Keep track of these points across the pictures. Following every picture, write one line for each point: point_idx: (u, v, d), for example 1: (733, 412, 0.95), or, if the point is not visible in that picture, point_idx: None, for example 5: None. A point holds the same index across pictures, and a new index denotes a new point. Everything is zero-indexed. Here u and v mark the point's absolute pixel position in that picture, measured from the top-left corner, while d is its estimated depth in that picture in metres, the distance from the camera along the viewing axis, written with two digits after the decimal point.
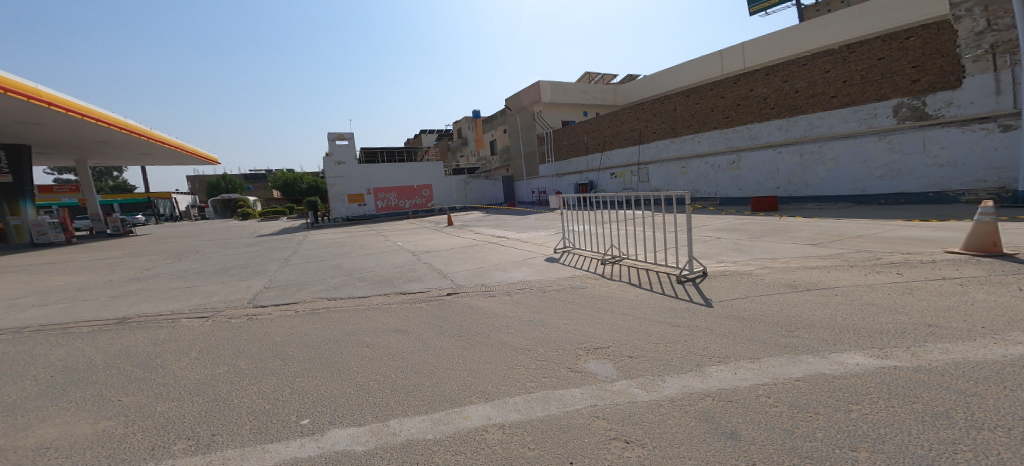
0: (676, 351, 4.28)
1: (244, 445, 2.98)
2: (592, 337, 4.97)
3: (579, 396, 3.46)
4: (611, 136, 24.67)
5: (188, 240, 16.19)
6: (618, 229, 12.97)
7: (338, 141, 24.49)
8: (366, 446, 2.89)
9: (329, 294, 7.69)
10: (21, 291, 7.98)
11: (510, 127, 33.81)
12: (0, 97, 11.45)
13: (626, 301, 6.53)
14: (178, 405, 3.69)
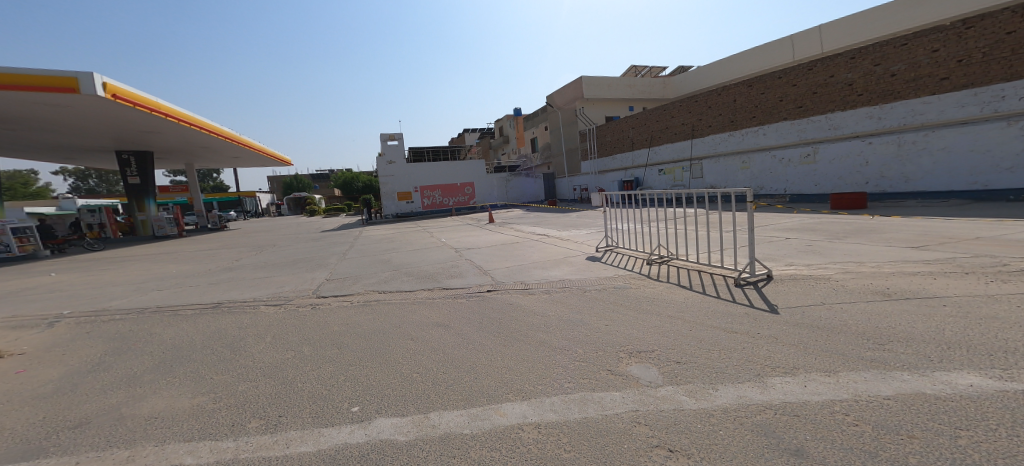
0: (731, 359, 3.84)
1: (303, 428, 3.16)
2: (636, 340, 4.65)
3: (620, 400, 3.23)
4: (659, 131, 23.35)
5: (267, 234, 18.27)
6: (668, 230, 12.25)
7: (389, 142, 25.64)
8: (406, 437, 2.92)
9: (380, 287, 8.13)
10: (143, 275, 9.53)
11: (550, 124, 33.37)
12: (134, 114, 12.55)
13: (674, 303, 6.05)
14: (254, 386, 4.07)
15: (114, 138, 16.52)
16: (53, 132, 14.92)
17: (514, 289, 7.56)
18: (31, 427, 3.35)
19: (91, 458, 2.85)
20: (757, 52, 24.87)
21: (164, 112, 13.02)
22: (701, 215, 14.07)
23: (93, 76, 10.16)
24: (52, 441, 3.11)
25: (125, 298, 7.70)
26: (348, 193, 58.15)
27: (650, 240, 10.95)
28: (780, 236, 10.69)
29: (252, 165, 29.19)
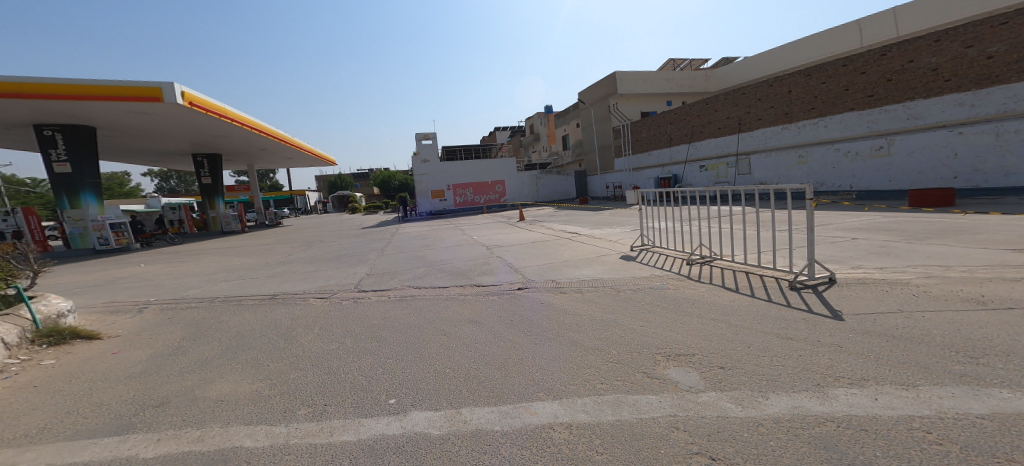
0: (785, 367, 3.45)
1: (346, 417, 3.16)
2: (675, 342, 4.34)
3: (656, 404, 3.01)
4: (702, 126, 22.11)
5: (315, 230, 19.62)
6: (709, 229, 11.54)
7: (423, 140, 26.36)
8: (440, 431, 2.85)
9: (416, 283, 8.32)
10: (212, 267, 10.53)
11: (582, 121, 32.67)
12: (206, 119, 13.94)
13: (716, 306, 5.57)
14: (304, 374, 4.17)
15: (191, 141, 18.40)
16: (142, 138, 16.92)
17: (548, 288, 7.32)
18: (120, 403, 3.64)
19: (168, 436, 2.99)
20: (815, 39, 22.85)
21: (230, 117, 14.38)
22: (748, 214, 13.03)
23: (174, 85, 11.33)
24: (138, 418, 3.31)
25: (199, 288, 8.54)
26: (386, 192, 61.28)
27: (692, 241, 10.35)
28: (840, 236, 9.66)
29: (302, 164, 31.22)
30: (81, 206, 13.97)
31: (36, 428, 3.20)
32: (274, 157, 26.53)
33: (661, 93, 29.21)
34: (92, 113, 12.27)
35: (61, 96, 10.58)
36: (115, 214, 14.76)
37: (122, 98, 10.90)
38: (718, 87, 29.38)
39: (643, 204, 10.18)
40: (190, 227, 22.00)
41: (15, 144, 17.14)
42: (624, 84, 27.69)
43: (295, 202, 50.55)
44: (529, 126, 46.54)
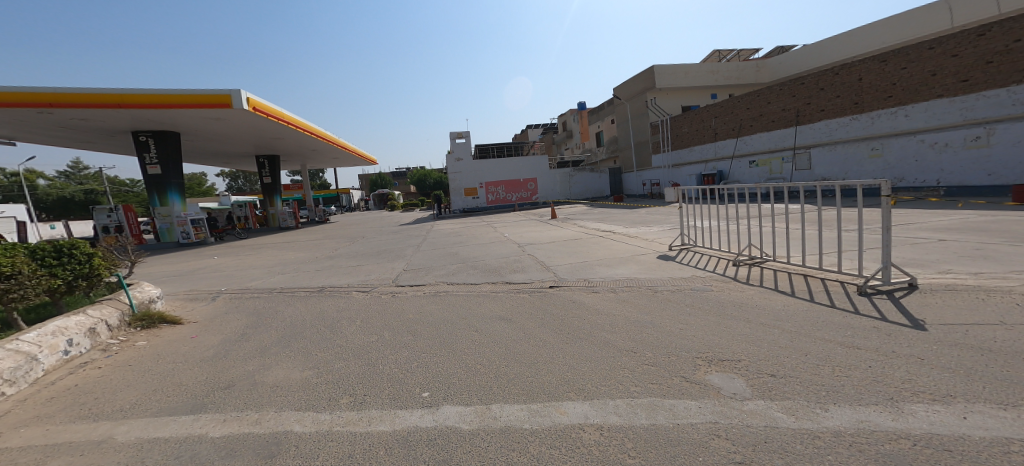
0: (850, 378, 2.67)
1: (382, 408, 2.84)
2: (716, 347, 3.48)
3: (695, 409, 2.45)
4: (753, 119, 20.47)
5: (357, 227, 20.57)
6: (759, 229, 10.00)
7: (458, 139, 26.50)
8: (469, 426, 2.48)
9: (448, 279, 7.74)
10: (274, 260, 11.40)
11: (616, 117, 31.58)
12: (266, 122, 15.27)
13: (765, 310, 4.39)
14: (346, 365, 3.78)
15: (252, 143, 19.99)
16: (215, 141, 18.87)
17: (577, 280, 6.69)
18: (194, 383, 3.51)
19: (230, 417, 2.82)
20: (891, 21, 20.46)
21: (286, 120, 15.75)
22: (802, 212, 11.85)
23: (241, 92, 12.64)
24: (207, 399, 3.17)
25: (259, 280, 8.73)
26: (423, 189, 63.44)
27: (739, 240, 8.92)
28: (922, 234, 8.27)
29: (347, 164, 33.04)
30: (168, 203, 15.99)
31: (130, 402, 3.17)
32: (322, 157, 28.23)
33: (707, 86, 27.55)
34: (175, 120, 13.94)
35: (151, 105, 12.09)
36: (194, 210, 16.67)
37: (199, 105, 12.29)
38: (772, 78, 27.37)
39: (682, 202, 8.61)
40: (253, 223, 24.34)
41: (116, 149, 19.69)
42: (663, 78, 26.32)
43: (340, 200, 52.76)
44: (561, 123, 45.81)
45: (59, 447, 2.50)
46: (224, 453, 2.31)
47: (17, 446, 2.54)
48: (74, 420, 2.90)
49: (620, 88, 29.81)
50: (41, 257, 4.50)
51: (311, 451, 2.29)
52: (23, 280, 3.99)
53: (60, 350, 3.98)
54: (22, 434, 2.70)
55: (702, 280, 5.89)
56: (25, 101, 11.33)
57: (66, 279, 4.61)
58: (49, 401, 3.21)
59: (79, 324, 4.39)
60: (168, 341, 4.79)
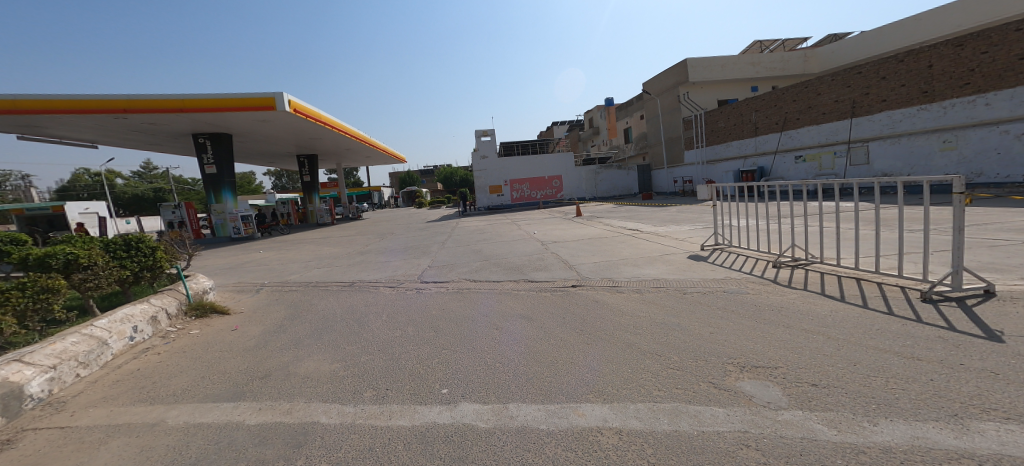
0: (906, 391, 2.09)
1: (402, 402, 2.82)
2: (747, 351, 2.97)
3: (722, 417, 2.14)
4: (800, 112, 19.04)
5: (386, 224, 21.16)
6: (805, 229, 8.81)
7: (482, 137, 26.74)
8: (486, 424, 2.40)
9: (471, 276, 7.59)
10: (308, 255, 11.87)
11: (646, 113, 30.63)
12: (306, 124, 16.13)
13: (807, 315, 3.61)
14: (372, 359, 3.76)
15: (294, 143, 21.12)
16: (264, 142, 20.22)
17: (601, 278, 6.33)
18: (236, 372, 3.46)
19: (266, 406, 2.82)
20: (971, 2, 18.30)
21: (323, 121, 16.48)
22: (855, 211, 10.87)
23: (284, 95, 13.38)
24: (247, 387, 3.14)
25: (297, 273, 8.87)
26: (450, 187, 64.57)
27: (781, 241, 7.81)
28: (1000, 234, 7.26)
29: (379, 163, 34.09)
30: (223, 200, 17.25)
31: (183, 388, 3.12)
32: (356, 157, 29.74)
33: (747, 79, 26.19)
34: (229, 123, 15.05)
35: (204, 108, 12.99)
36: (244, 205, 17.94)
37: (247, 108, 13.14)
38: (821, 68, 25.59)
39: (716, 199, 7.48)
40: (295, 218, 25.66)
41: (179, 151, 21.49)
42: (698, 71, 25.23)
43: (371, 197, 53.65)
44: (587, 121, 44.79)
45: (119, 428, 2.48)
46: (258, 440, 2.34)
47: (81, 426, 2.50)
48: (134, 403, 2.86)
49: (650, 83, 28.89)
50: (113, 250, 4.62)
51: (336, 442, 2.28)
52: (96, 271, 4.18)
53: (126, 336, 3.95)
54: (87, 415, 2.66)
55: (735, 276, 5.45)
56: (103, 108, 12.61)
57: (134, 270, 4.69)
58: (114, 384, 3.15)
59: (143, 311, 4.34)
60: (210, 319, 5.07)
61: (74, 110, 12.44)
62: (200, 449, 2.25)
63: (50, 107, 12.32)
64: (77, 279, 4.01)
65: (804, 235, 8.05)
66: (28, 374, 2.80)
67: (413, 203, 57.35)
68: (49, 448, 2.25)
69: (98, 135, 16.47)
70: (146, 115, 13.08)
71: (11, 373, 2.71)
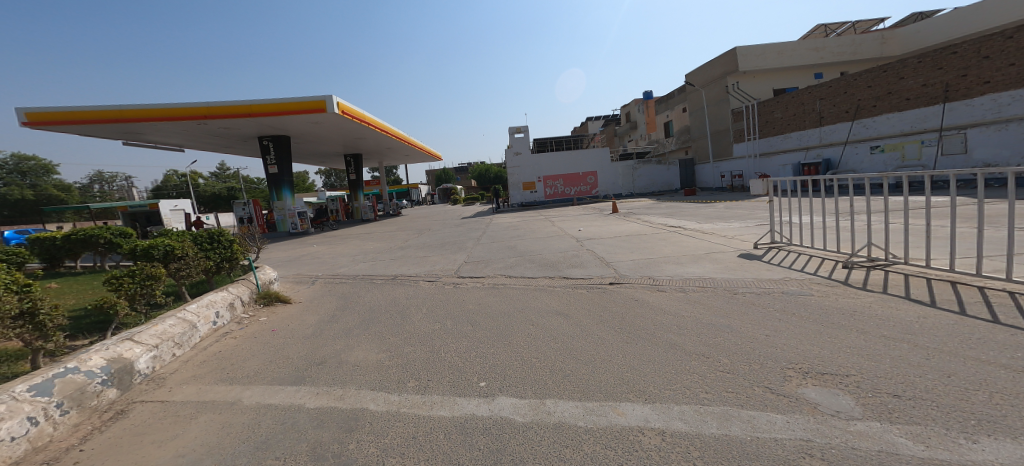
0: (1015, 408, 1.89)
1: (441, 393, 2.91)
2: (811, 356, 2.82)
3: (781, 424, 2.05)
4: (877, 98, 17.25)
5: (425, 220, 21.79)
6: (875, 226, 8.09)
7: (516, 134, 26.53)
8: (522, 419, 2.44)
9: (507, 272, 7.66)
10: (354, 249, 12.48)
11: (690, 105, 29.40)
12: (353, 125, 16.83)
13: (888, 321, 3.33)
14: (412, 350, 3.89)
15: (341, 144, 22.16)
16: (314, 143, 21.35)
17: (640, 276, 6.19)
18: (297, 358, 3.71)
19: (323, 391, 3.03)
20: None
21: (368, 121, 17.09)
22: (933, 208, 9.80)
23: (333, 97, 13.98)
24: (306, 373, 3.37)
25: (345, 266, 9.33)
26: (483, 183, 65.50)
27: (847, 239, 7.25)
28: None
29: (418, 161, 35.05)
30: (283, 198, 18.48)
31: (254, 371, 3.39)
32: (396, 157, 31.57)
33: (809, 66, 24.56)
34: (288, 125, 16.02)
35: (264, 113, 13.84)
36: (300, 203, 19.13)
37: (302, 111, 13.90)
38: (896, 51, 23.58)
39: (772, 194, 6.89)
40: (342, 214, 27.01)
41: (241, 153, 23.22)
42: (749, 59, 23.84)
43: (410, 194, 55.59)
44: (624, 114, 43.34)
45: (205, 405, 2.75)
46: (315, 424, 2.49)
47: (176, 401, 2.79)
48: (217, 382, 3.15)
49: (696, 73, 27.67)
50: (199, 242, 5.07)
51: (384, 429, 2.40)
52: (188, 261, 4.62)
53: (211, 320, 4.34)
54: (181, 391, 2.96)
55: (796, 276, 5.15)
56: (186, 115, 13.72)
57: (216, 261, 5.10)
58: (201, 364, 3.49)
59: (224, 298, 4.76)
60: (275, 307, 5.44)
61: (158, 117, 13.62)
62: (268, 428, 2.44)
63: (139, 116, 13.56)
64: (173, 268, 4.47)
65: (874, 231, 7.42)
66: (137, 352, 3.16)
67: (449, 198, 58.52)
68: (152, 419, 2.53)
69: (183, 140, 18.21)
70: (222, 120, 14.17)
71: (123, 350, 3.07)
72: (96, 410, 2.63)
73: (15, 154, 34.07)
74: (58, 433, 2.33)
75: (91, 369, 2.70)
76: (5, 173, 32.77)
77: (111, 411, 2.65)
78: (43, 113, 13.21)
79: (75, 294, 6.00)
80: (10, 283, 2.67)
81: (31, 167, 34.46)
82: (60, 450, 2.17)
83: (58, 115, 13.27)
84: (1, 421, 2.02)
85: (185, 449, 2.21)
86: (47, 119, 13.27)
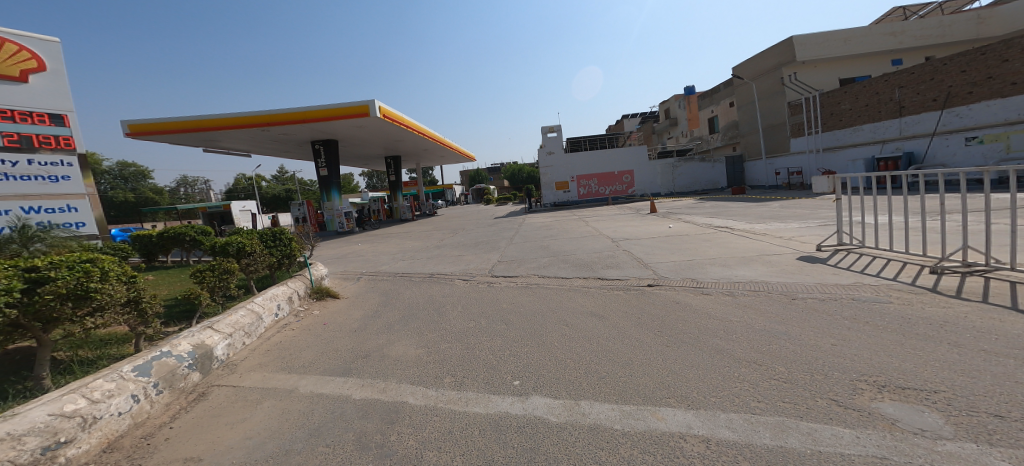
0: None
1: (475, 391, 2.94)
2: (878, 369, 2.61)
3: (848, 439, 1.90)
4: (973, 85, 15.12)
5: (459, 220, 22.21)
6: (954, 228, 7.28)
7: (549, 133, 26.33)
8: (556, 419, 2.41)
9: (540, 272, 7.63)
10: (394, 247, 12.97)
11: (738, 100, 27.90)
12: (393, 128, 17.44)
13: (980, 334, 3.01)
14: (444, 348, 3.96)
15: (382, 146, 23.05)
16: (356, 146, 22.37)
17: (682, 278, 5.97)
18: (345, 350, 3.89)
19: (367, 383, 3.15)
20: None
21: (406, 124, 17.63)
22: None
23: (375, 102, 14.52)
24: (353, 365, 3.53)
25: (387, 264, 9.71)
26: (515, 183, 65.89)
27: (921, 241, 6.58)
28: None
29: (452, 162, 35.75)
30: (332, 199, 19.41)
31: (308, 361, 3.59)
32: (432, 157, 32.24)
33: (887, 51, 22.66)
34: (334, 130, 16.87)
35: (312, 119, 14.61)
36: (346, 203, 20.12)
37: (347, 116, 14.54)
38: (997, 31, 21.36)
39: (839, 192, 6.37)
40: (382, 214, 28.10)
41: (292, 157, 24.82)
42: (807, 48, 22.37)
43: (445, 194, 57.05)
44: (663, 111, 41.81)
45: (268, 391, 2.94)
46: (359, 415, 2.59)
47: (246, 386, 3.00)
48: (278, 370, 3.36)
49: (745, 66, 26.26)
50: (264, 239, 5.45)
51: (422, 423, 2.46)
52: (256, 257, 4.99)
53: (273, 312, 4.63)
54: (249, 377, 3.19)
55: (868, 281, 4.76)
56: (249, 123, 14.79)
57: (278, 257, 5.44)
58: (266, 352, 3.75)
59: (284, 291, 5.08)
60: (326, 302, 5.75)
61: (223, 126, 14.74)
62: (320, 416, 2.57)
63: (215, 125, 14.71)
64: (244, 263, 4.85)
65: (954, 234, 6.69)
66: (215, 339, 3.44)
67: (481, 198, 59.30)
68: (226, 402, 2.73)
69: (251, 146, 19.78)
70: (281, 126, 15.14)
71: (205, 337, 3.35)
72: (183, 391, 2.87)
73: (120, 162, 39.20)
74: (154, 410, 2.57)
75: (181, 354, 2.96)
76: (111, 179, 37.79)
77: (194, 393, 2.88)
78: (142, 124, 14.57)
79: (167, 285, 6.65)
80: (122, 274, 2.89)
81: (131, 173, 39.28)
82: (155, 427, 2.40)
83: (155, 126, 14.61)
84: (111, 397, 2.27)
85: (252, 432, 2.36)
86: (145, 129, 14.64)
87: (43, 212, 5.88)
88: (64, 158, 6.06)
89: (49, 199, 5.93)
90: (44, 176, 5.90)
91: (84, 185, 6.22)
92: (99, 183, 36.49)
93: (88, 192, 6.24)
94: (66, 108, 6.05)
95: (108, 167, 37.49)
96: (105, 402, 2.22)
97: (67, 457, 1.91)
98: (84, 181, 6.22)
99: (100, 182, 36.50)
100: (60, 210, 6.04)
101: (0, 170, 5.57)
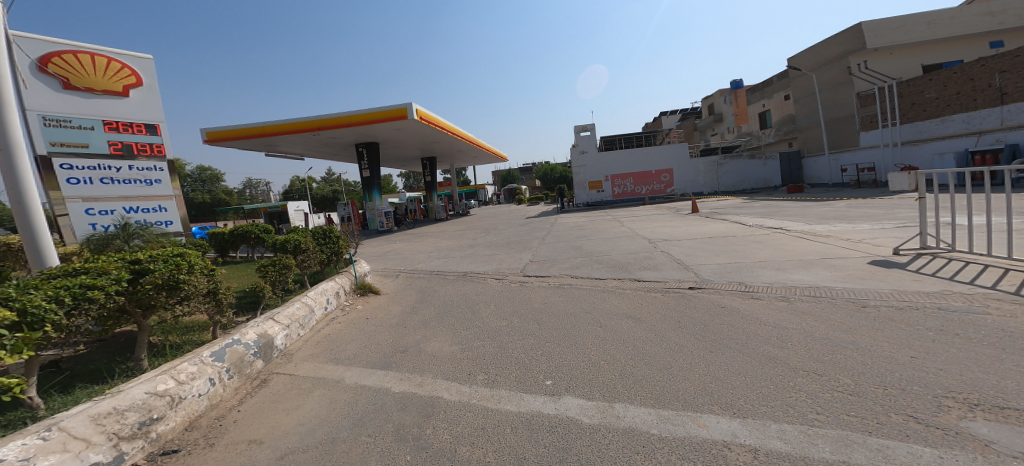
0: None
1: (508, 389, 2.92)
2: (961, 387, 2.33)
3: (925, 458, 1.71)
4: None
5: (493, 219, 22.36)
6: None
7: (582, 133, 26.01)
8: (590, 420, 2.35)
9: (573, 272, 7.52)
10: (430, 246, 13.27)
11: (794, 92, 26.22)
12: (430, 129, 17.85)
13: None
14: (476, 346, 3.96)
15: (419, 148, 23.68)
16: (394, 149, 23.12)
17: (728, 281, 5.66)
18: (386, 344, 4.00)
19: (405, 377, 3.21)
20: None
21: (441, 125, 17.96)
22: None
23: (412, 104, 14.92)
24: (392, 359, 3.62)
25: (424, 262, 9.92)
26: (547, 183, 65.60)
27: (1011, 245, 5.85)
28: None
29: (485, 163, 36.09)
30: (373, 199, 20.10)
31: (352, 354, 3.71)
32: (465, 158, 32.54)
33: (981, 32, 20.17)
34: (375, 133, 17.52)
35: (354, 122, 15.25)
36: (386, 203, 20.77)
37: (386, 119, 15.02)
38: None
39: (921, 190, 5.79)
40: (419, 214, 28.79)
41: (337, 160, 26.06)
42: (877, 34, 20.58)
43: (478, 194, 57.70)
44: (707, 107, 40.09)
45: (318, 381, 3.07)
46: (397, 407, 2.65)
47: (300, 375, 3.15)
48: (327, 361, 3.50)
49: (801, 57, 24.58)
50: (315, 237, 5.75)
51: (457, 417, 2.48)
52: (309, 254, 5.23)
53: (323, 306, 4.86)
54: (302, 366, 3.35)
55: (958, 290, 4.29)
56: (303, 127, 15.63)
57: (328, 254, 5.71)
58: (316, 344, 3.93)
59: (332, 286, 5.32)
60: (369, 297, 5.95)
61: (281, 131, 15.71)
62: (363, 407, 2.65)
63: (275, 130, 15.71)
64: (300, 260, 5.13)
65: None
66: (276, 329, 3.64)
67: (513, 198, 59.47)
68: (282, 390, 2.87)
69: (306, 150, 20.95)
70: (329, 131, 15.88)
71: (267, 327, 3.55)
72: (248, 377, 3.05)
73: (197, 166, 42.85)
74: (225, 393, 2.75)
75: (248, 342, 3.16)
76: (192, 181, 41.20)
77: (254, 379, 3.05)
78: (218, 131, 15.77)
79: (238, 278, 7.17)
80: (204, 267, 3.13)
81: (208, 176, 42.46)
82: (223, 409, 2.56)
83: (224, 132, 15.80)
84: (193, 379, 2.45)
85: (304, 418, 2.47)
86: (221, 136, 15.78)
87: (139, 212, 6.19)
88: (157, 163, 6.31)
89: (144, 200, 6.23)
90: (141, 180, 6.21)
91: (172, 187, 6.48)
92: (182, 186, 40.19)
93: (174, 194, 6.52)
94: (159, 118, 6.31)
95: (189, 171, 41.11)
96: (189, 383, 2.40)
97: (157, 432, 2.09)
98: (172, 184, 6.49)
99: (182, 184, 40.22)
100: (152, 210, 6.33)
101: (106, 175, 5.89)
